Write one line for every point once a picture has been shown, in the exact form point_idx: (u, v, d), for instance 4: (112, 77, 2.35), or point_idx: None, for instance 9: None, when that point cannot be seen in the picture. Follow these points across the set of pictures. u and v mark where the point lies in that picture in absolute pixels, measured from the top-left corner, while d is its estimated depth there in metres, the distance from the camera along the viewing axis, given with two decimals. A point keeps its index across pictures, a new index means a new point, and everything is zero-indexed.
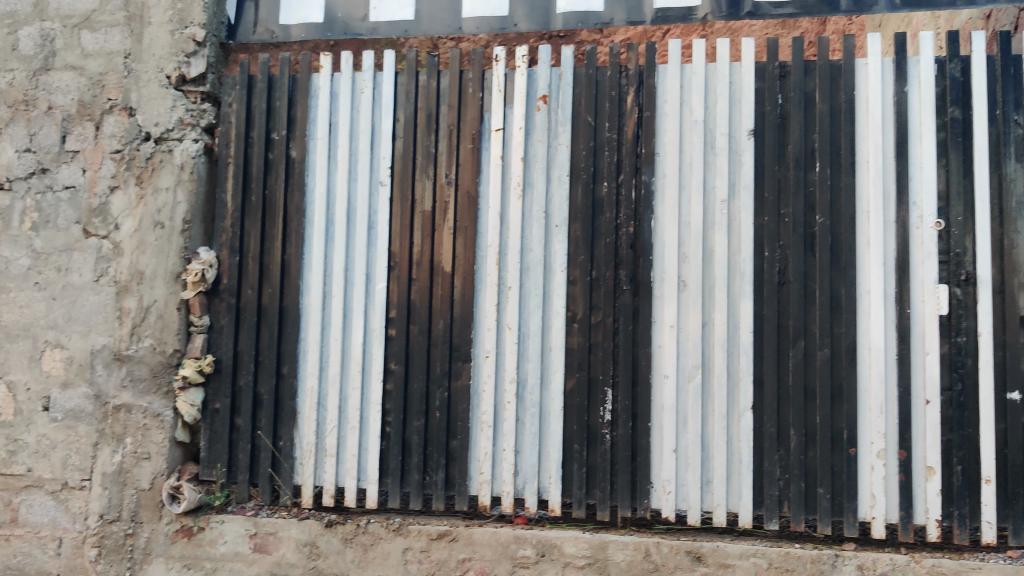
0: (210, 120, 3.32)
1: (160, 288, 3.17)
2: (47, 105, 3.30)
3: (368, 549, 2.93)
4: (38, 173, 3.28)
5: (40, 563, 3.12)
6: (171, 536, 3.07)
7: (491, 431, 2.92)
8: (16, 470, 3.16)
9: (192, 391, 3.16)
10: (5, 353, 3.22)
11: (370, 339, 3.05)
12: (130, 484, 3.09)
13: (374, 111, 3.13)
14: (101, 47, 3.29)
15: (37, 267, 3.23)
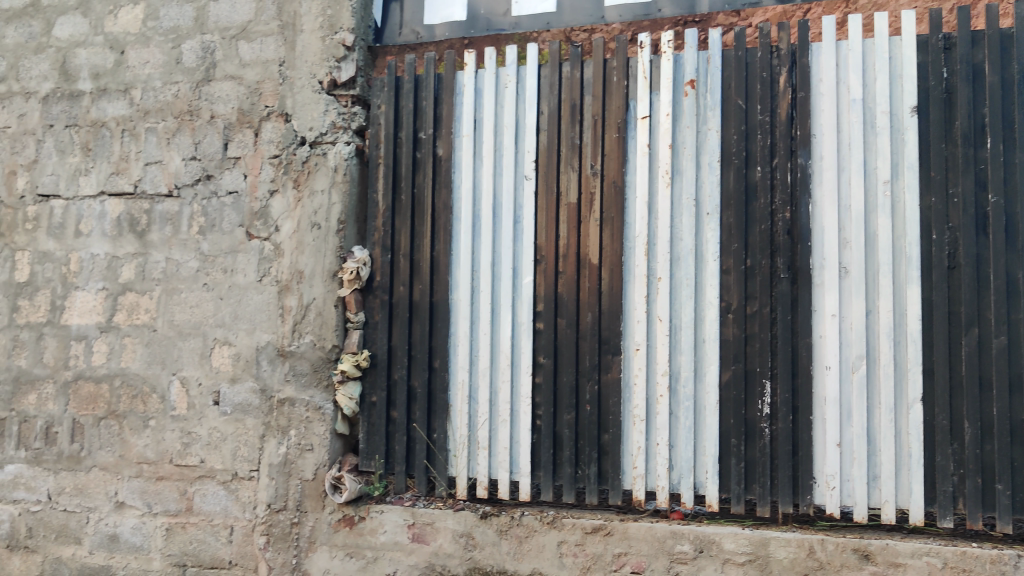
0: (361, 123, 3.36)
1: (319, 286, 3.27)
2: (210, 114, 3.48)
3: (524, 541, 2.93)
4: (203, 179, 3.47)
5: (214, 549, 3.28)
6: (334, 525, 3.15)
7: (644, 425, 2.88)
8: (191, 461, 3.34)
9: (350, 383, 3.23)
10: (178, 350, 3.41)
11: (519, 333, 3.06)
12: (295, 474, 3.22)
13: (518, 105, 3.13)
14: (258, 55, 3.43)
15: (206, 268, 3.42)
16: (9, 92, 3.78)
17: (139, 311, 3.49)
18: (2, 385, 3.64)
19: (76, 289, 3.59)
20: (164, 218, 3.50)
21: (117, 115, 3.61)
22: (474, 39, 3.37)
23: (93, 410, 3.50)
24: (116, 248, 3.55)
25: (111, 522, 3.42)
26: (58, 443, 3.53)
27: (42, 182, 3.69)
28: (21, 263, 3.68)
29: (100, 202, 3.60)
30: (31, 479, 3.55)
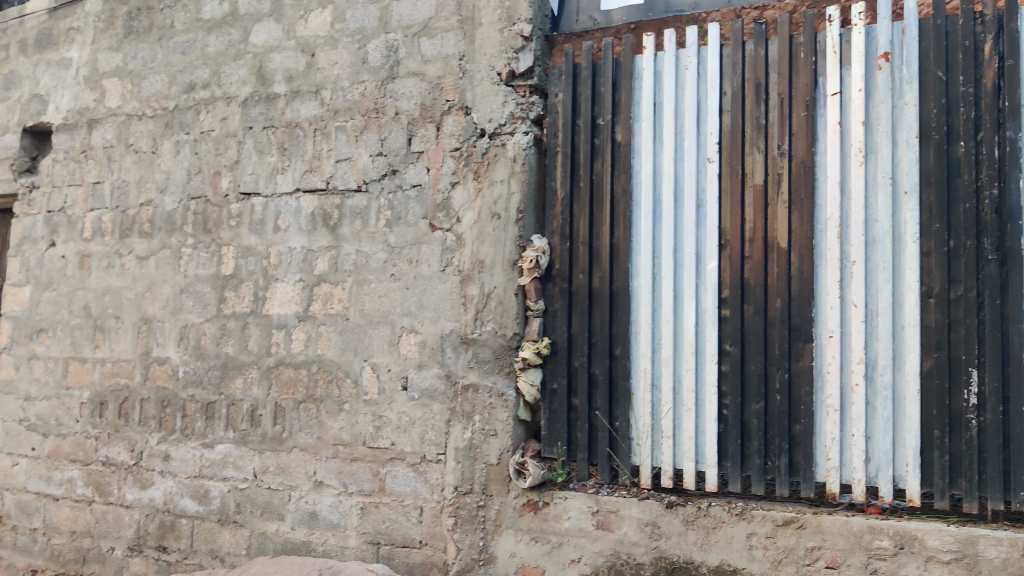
0: (539, 112, 3.39)
1: (499, 275, 3.33)
2: (394, 111, 3.61)
3: (711, 532, 2.89)
4: (389, 174, 3.60)
5: (405, 529, 3.40)
6: (519, 509, 3.21)
7: (838, 415, 2.77)
8: (382, 443, 3.49)
9: (532, 370, 3.27)
10: (369, 338, 3.57)
11: (703, 320, 3.01)
12: (480, 459, 3.30)
13: (699, 87, 3.07)
14: (439, 51, 3.52)
15: (392, 259, 3.55)
16: (212, 98, 4.06)
17: (333, 301, 3.67)
18: (213, 370, 3.93)
19: (276, 280, 3.82)
20: (353, 212, 3.66)
21: (309, 115, 3.80)
22: (642, 23, 3.25)
23: (292, 395, 3.71)
24: (310, 241, 3.75)
25: (310, 500, 3.62)
26: (262, 424, 3.77)
27: (244, 181, 3.95)
28: (227, 257, 3.95)
29: (295, 199, 3.81)
30: (239, 458, 3.81)
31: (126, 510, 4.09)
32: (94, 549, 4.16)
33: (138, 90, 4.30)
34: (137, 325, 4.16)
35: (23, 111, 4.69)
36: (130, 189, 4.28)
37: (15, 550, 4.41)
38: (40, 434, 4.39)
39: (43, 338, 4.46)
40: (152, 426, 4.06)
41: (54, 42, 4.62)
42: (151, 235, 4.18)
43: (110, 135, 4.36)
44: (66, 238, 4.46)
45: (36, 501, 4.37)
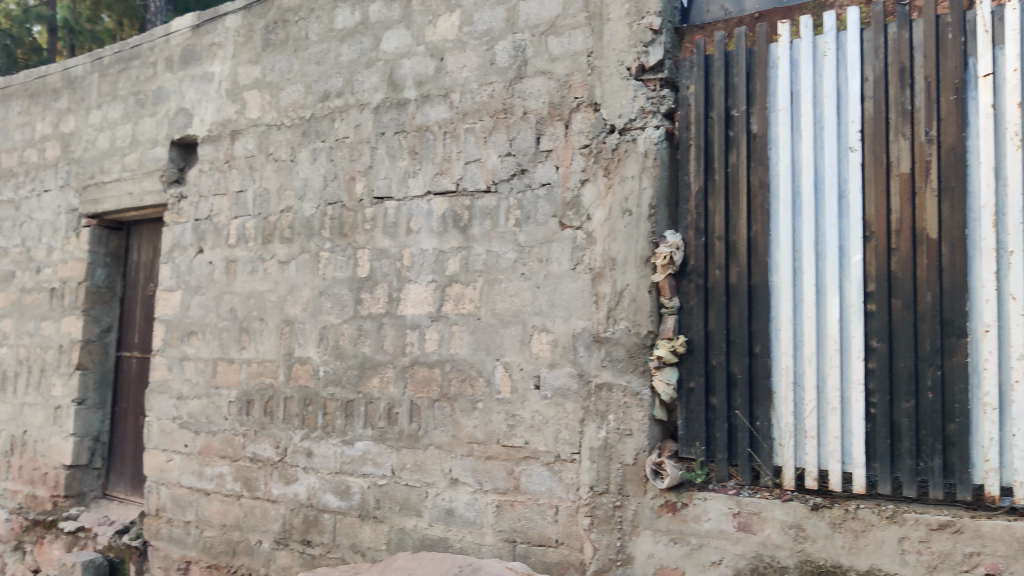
0: (670, 105, 3.32)
1: (632, 272, 3.30)
2: (523, 110, 3.62)
3: (860, 535, 2.79)
4: (518, 174, 3.62)
5: (541, 528, 3.42)
6: (657, 510, 3.17)
7: (996, 414, 2.61)
8: (516, 442, 3.51)
9: (667, 369, 3.21)
10: (501, 337, 3.60)
11: (848, 315, 2.90)
12: (616, 459, 3.27)
13: (839, 73, 2.96)
14: (567, 49, 3.52)
15: (523, 258, 3.57)
16: (346, 105, 4.18)
17: (465, 301, 3.71)
18: (351, 370, 4.04)
19: (410, 282, 3.89)
20: (483, 212, 3.70)
21: (439, 119, 3.87)
22: (767, 12, 3.24)
23: (427, 393, 3.78)
24: (442, 243, 3.81)
25: (447, 497, 3.68)
26: (399, 422, 3.86)
27: (377, 186, 4.05)
28: (362, 260, 4.06)
29: (427, 201, 3.88)
30: (377, 455, 3.91)
31: (272, 504, 4.25)
32: (243, 541, 4.34)
33: (276, 101, 4.47)
34: (280, 327, 4.32)
35: (171, 125, 4.94)
36: (270, 197, 4.45)
37: (171, 542, 4.65)
38: (193, 432, 4.62)
39: (193, 341, 4.69)
40: (295, 424, 4.21)
41: (198, 57, 4.86)
42: (291, 240, 4.34)
43: (251, 144, 4.55)
44: (212, 244, 4.68)
45: (189, 495, 4.60)
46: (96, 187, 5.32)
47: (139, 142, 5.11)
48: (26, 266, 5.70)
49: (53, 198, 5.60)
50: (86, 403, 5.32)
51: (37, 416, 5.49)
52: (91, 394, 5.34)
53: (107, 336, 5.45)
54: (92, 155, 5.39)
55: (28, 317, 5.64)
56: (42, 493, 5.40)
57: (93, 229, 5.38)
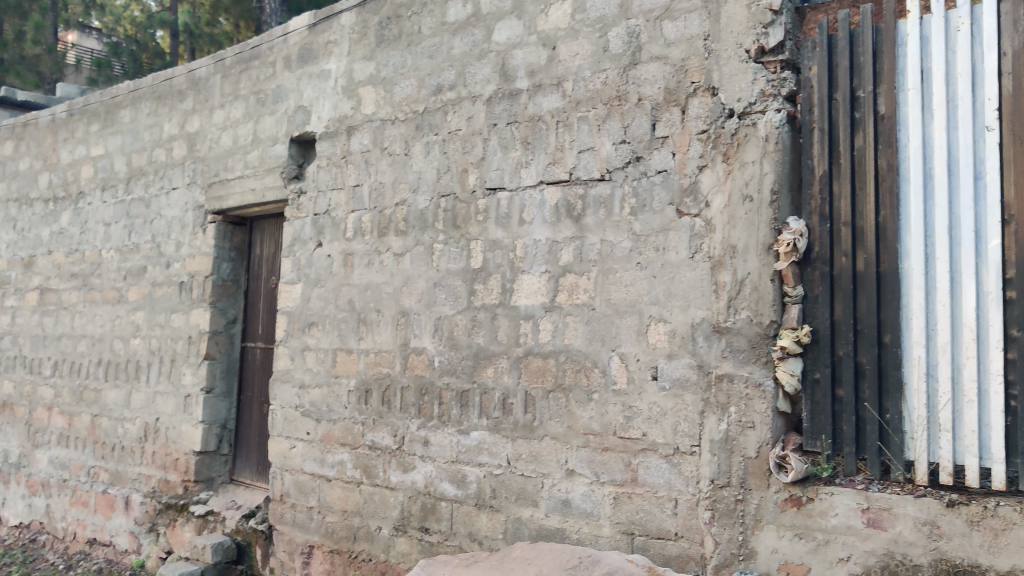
0: (791, 88, 3.23)
1: (753, 260, 3.22)
2: (638, 97, 3.58)
3: (1000, 534, 2.65)
4: (633, 161, 3.57)
5: (660, 520, 3.38)
6: (781, 504, 3.09)
7: None
8: (634, 434, 3.48)
9: (791, 360, 3.12)
10: (617, 328, 3.57)
11: (986, 303, 2.76)
12: (738, 452, 3.20)
13: (974, 49, 2.82)
14: (682, 33, 3.46)
15: (639, 247, 3.52)
16: (459, 98, 4.21)
17: (579, 291, 3.69)
18: (466, 360, 4.08)
19: (523, 272, 3.90)
20: (598, 201, 3.67)
21: (552, 108, 3.86)
22: None
23: (542, 384, 3.78)
24: (555, 233, 3.80)
25: (563, 488, 3.67)
26: (514, 413, 3.87)
27: (490, 177, 4.06)
28: (476, 251, 4.09)
29: (540, 191, 3.87)
30: (493, 445, 3.93)
31: (391, 491, 4.34)
32: (363, 527, 4.44)
33: (390, 96, 4.55)
34: (396, 318, 4.40)
35: (290, 123, 5.09)
36: (386, 190, 4.53)
37: (295, 526, 4.79)
38: (314, 420, 4.75)
39: (314, 332, 4.82)
40: (412, 413, 4.28)
41: (314, 56, 4.98)
42: (406, 232, 4.41)
43: (367, 140, 4.64)
44: (331, 238, 4.79)
45: (311, 482, 4.73)
46: (220, 184, 5.52)
47: (260, 140, 5.27)
48: (157, 261, 5.97)
49: (181, 196, 5.84)
50: (214, 391, 5.54)
51: (168, 404, 5.76)
52: (218, 383, 5.57)
53: (232, 328, 5.66)
54: (216, 153, 5.59)
55: (159, 310, 5.91)
56: (173, 478, 5.65)
57: (218, 225, 5.59)
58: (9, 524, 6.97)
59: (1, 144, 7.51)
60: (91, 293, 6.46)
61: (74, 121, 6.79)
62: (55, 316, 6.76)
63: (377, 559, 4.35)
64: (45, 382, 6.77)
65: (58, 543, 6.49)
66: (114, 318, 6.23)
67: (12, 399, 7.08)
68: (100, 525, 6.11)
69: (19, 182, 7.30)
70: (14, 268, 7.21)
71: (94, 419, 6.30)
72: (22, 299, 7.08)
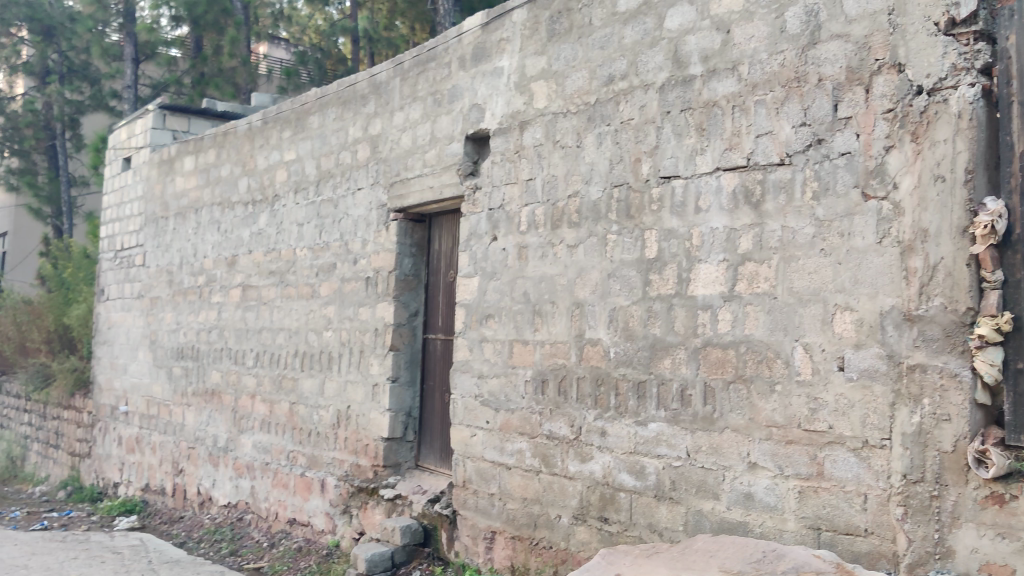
0: (986, 60, 3.03)
1: (947, 244, 3.05)
2: (818, 77, 3.47)
3: None
4: (815, 144, 3.46)
5: (849, 516, 3.27)
6: (980, 502, 2.92)
7: None
8: (819, 426, 3.38)
9: (991, 349, 2.93)
10: (800, 317, 3.47)
11: None
12: (932, 445, 3.04)
13: None
14: (865, 9, 3.32)
15: (822, 233, 3.41)
16: (631, 88, 4.21)
17: (759, 279, 3.62)
18: (642, 351, 4.08)
19: (700, 262, 3.85)
20: (777, 186, 3.58)
21: (727, 93, 3.79)
22: None
23: (722, 374, 3.73)
24: (733, 220, 3.73)
25: (746, 481, 3.61)
26: (693, 404, 3.84)
27: (664, 165, 4.04)
28: (651, 241, 4.07)
29: (716, 178, 3.82)
30: (672, 436, 3.91)
31: (570, 480, 4.40)
32: (544, 515, 4.53)
33: (562, 89, 4.60)
34: (571, 309, 4.45)
35: (465, 121, 5.24)
36: (559, 183, 4.58)
37: (477, 512, 4.94)
38: (493, 409, 4.88)
39: (491, 323, 4.95)
40: (589, 404, 4.32)
41: (488, 54, 5.10)
42: (579, 224, 4.44)
43: (540, 133, 4.71)
44: (506, 232, 4.89)
45: (492, 469, 4.86)
46: (401, 183, 5.76)
47: (437, 139, 5.46)
48: (345, 258, 6.29)
49: (365, 195, 6.13)
50: (399, 380, 5.81)
51: (358, 393, 6.07)
52: (403, 373, 5.82)
53: (415, 320, 5.89)
54: (397, 153, 5.83)
55: (348, 304, 6.23)
56: (364, 462, 5.96)
57: (400, 222, 5.83)
58: (219, 503, 7.55)
59: (205, 153, 8.12)
60: (286, 288, 6.89)
61: (268, 129, 7.26)
62: (255, 311, 7.26)
63: (557, 547, 4.43)
64: (248, 372, 7.29)
65: (262, 522, 6.98)
66: (308, 313, 6.62)
67: (219, 387, 7.66)
68: (299, 506, 6.53)
69: (221, 187, 7.87)
70: (219, 267, 7.79)
71: (292, 407, 6.72)
72: (227, 295, 7.65)
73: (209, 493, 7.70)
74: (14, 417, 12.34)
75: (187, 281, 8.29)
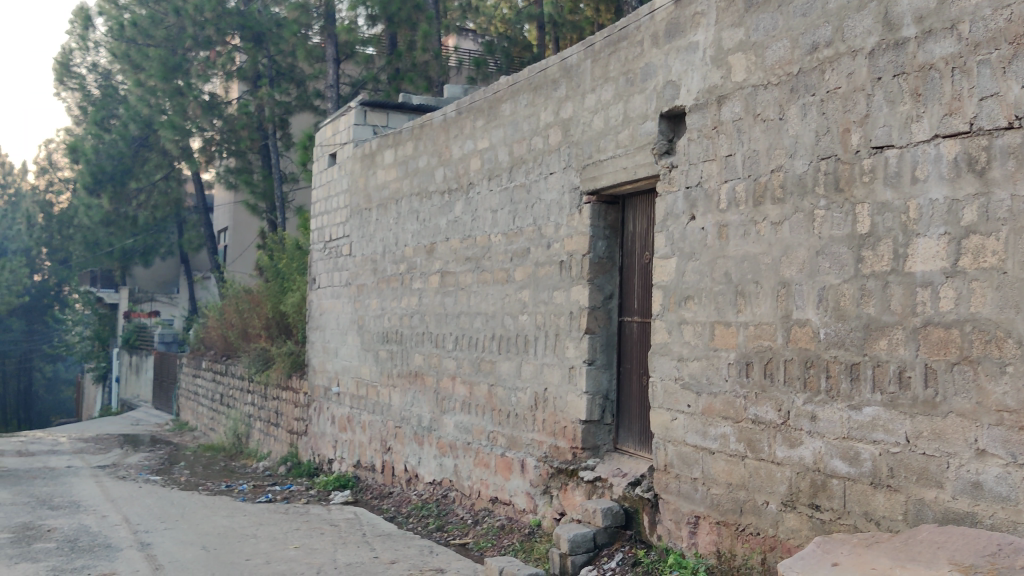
0: None
1: None
2: None
3: None
4: None
5: None
6: None
7: None
8: None
9: None
10: None
11: None
12: None
13: None
14: None
15: None
16: (837, 55, 4.00)
17: (986, 253, 3.35)
18: (856, 332, 3.88)
19: (918, 236, 3.62)
20: (1005, 151, 3.31)
21: (946, 54, 3.53)
22: None
23: (945, 356, 3.50)
24: (955, 190, 3.48)
25: (973, 469, 3.37)
26: (913, 387, 3.62)
27: (876, 135, 3.82)
28: (862, 216, 3.86)
29: (934, 146, 3.57)
30: (889, 421, 3.71)
31: (777, 466, 4.26)
32: (750, 501, 4.42)
33: (762, 60, 4.43)
34: (776, 289, 4.30)
35: (659, 99, 5.16)
36: (760, 158, 4.43)
37: (680, 497, 4.88)
38: (695, 393, 4.80)
39: (691, 305, 4.86)
40: (798, 387, 4.16)
41: (682, 29, 4.98)
42: (784, 200, 4.28)
43: (739, 108, 4.57)
44: (704, 210, 4.78)
45: (695, 453, 4.79)
46: (594, 165, 5.75)
47: (631, 119, 5.41)
48: (539, 243, 6.35)
49: (558, 179, 6.17)
50: (595, 363, 5.82)
51: (556, 375, 6.13)
52: (599, 356, 5.83)
53: (610, 303, 5.87)
54: (590, 136, 5.82)
55: (543, 288, 6.30)
56: (563, 444, 6.01)
57: (593, 204, 5.83)
58: (425, 480, 7.86)
59: (403, 145, 8.44)
60: (483, 274, 7.05)
61: (462, 118, 7.43)
62: (454, 296, 7.48)
63: (766, 534, 4.31)
64: (448, 355, 7.53)
65: (465, 499, 7.20)
66: (504, 297, 6.75)
67: (422, 369, 7.96)
68: (500, 486, 6.68)
69: (419, 177, 8.15)
70: (419, 255, 8.09)
71: (491, 389, 6.89)
72: (427, 281, 7.92)
73: (415, 471, 8.02)
74: (238, 397, 13.36)
75: (390, 269, 8.66)
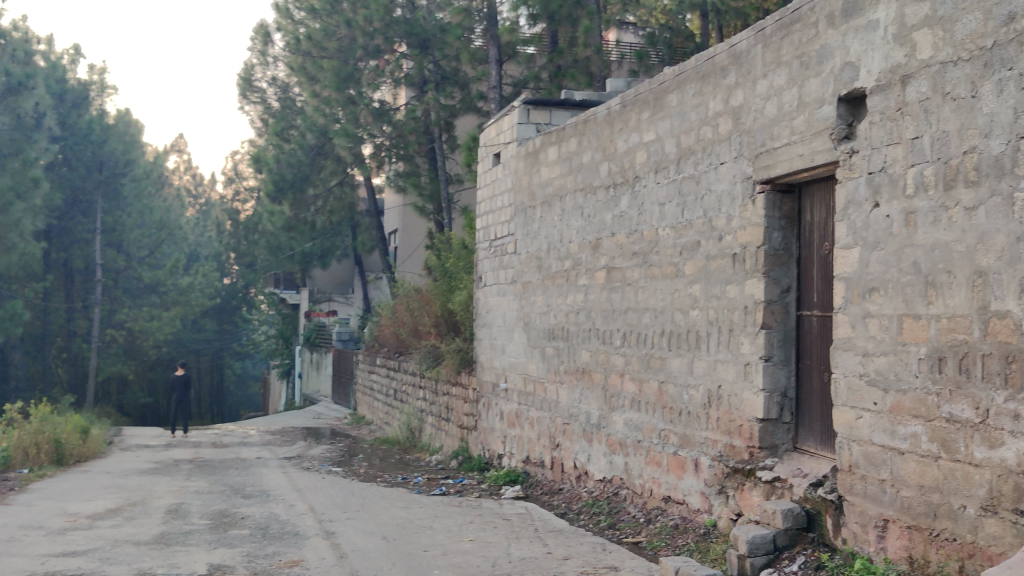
0: None
1: None
2: None
3: None
4: None
5: None
6: None
7: None
8: None
9: None
10: None
11: None
12: None
13: None
14: None
15: None
16: None
17: None
18: None
19: None
20: None
21: None
22: None
23: None
24: None
25: None
26: None
27: None
28: None
29: None
30: None
31: (975, 468, 3.98)
32: (945, 505, 4.15)
33: (950, 35, 4.15)
34: (971, 278, 4.02)
35: (837, 81, 4.93)
36: (951, 139, 4.15)
37: (866, 498, 4.65)
38: (882, 389, 4.56)
39: (876, 297, 4.62)
40: (998, 383, 3.87)
41: (860, 7, 4.75)
42: (979, 183, 3.99)
43: (926, 87, 4.30)
44: (889, 197, 4.53)
45: (882, 453, 4.54)
46: (768, 154, 5.56)
47: (807, 104, 5.20)
48: (710, 236, 6.21)
49: (729, 169, 6.01)
50: (773, 360, 5.62)
51: (730, 371, 5.97)
52: (776, 352, 5.63)
53: (787, 297, 5.67)
54: (762, 123, 5.64)
55: (715, 282, 6.15)
56: (739, 443, 5.86)
57: (767, 195, 5.63)
58: (595, 478, 7.85)
59: (567, 141, 8.45)
60: (651, 269, 6.97)
61: (627, 112, 7.37)
62: (621, 292, 7.43)
63: (963, 540, 4.04)
64: (617, 351, 7.49)
65: (637, 497, 7.14)
66: (674, 292, 6.64)
67: (590, 366, 7.95)
68: (673, 484, 6.58)
69: (584, 173, 8.14)
70: (585, 251, 8.07)
71: (661, 385, 6.79)
72: (594, 278, 7.91)
73: (585, 468, 8.02)
74: (412, 393, 13.78)
75: (556, 266, 8.69)
